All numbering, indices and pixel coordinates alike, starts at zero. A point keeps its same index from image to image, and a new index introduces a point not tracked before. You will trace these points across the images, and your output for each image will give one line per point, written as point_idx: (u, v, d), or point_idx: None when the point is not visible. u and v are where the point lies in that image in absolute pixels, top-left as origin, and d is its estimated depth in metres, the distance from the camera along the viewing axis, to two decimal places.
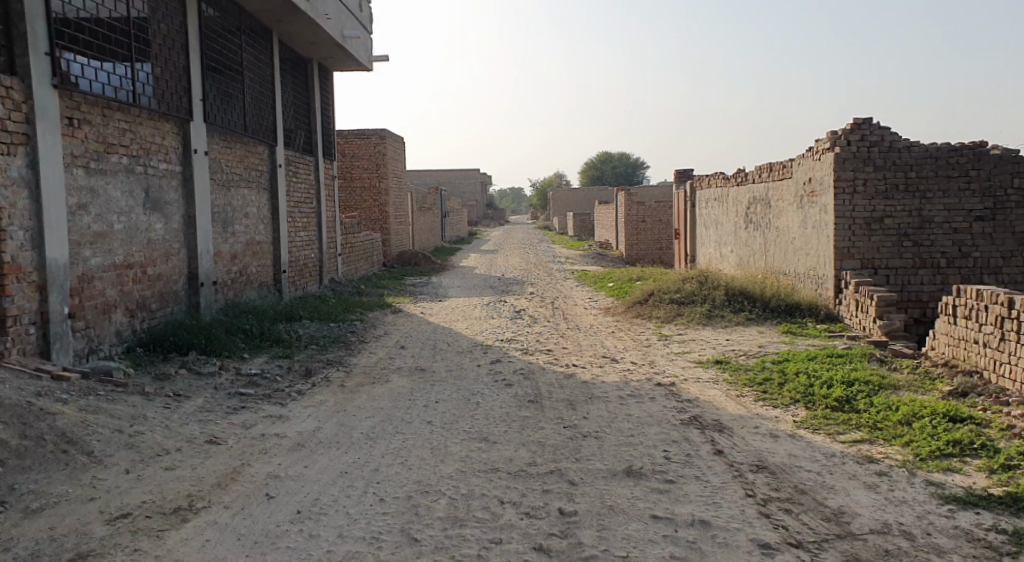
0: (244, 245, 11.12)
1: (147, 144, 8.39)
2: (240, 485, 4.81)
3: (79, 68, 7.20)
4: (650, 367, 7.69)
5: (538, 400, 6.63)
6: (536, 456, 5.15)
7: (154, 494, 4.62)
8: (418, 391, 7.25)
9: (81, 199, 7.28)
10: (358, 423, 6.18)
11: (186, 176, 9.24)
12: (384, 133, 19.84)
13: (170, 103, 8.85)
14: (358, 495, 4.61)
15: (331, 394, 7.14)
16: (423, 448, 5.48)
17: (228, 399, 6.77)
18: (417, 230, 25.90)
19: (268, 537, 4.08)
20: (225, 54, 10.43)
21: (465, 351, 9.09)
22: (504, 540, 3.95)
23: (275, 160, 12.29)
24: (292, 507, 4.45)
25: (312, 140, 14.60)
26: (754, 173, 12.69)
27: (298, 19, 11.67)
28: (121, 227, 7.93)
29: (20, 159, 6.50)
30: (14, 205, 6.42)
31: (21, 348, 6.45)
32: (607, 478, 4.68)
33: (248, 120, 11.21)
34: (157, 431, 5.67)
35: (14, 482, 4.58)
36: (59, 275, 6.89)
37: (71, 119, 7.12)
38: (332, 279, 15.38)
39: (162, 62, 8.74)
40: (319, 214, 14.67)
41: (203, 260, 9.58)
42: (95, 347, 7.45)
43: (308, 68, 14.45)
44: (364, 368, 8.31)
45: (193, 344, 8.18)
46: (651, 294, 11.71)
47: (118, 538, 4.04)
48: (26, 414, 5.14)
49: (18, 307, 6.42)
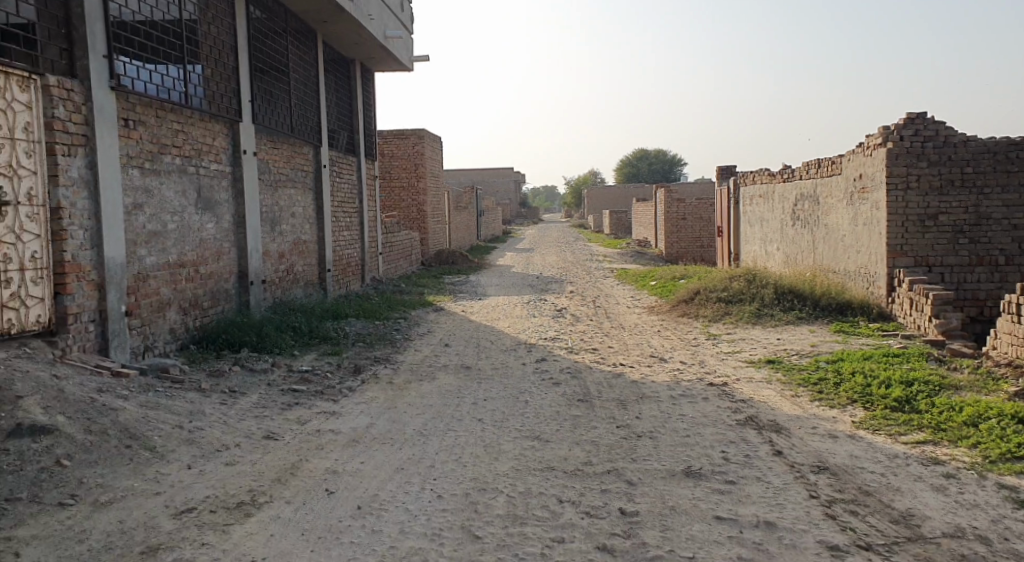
0: (290, 245, 11.28)
1: (197, 146, 8.51)
2: (299, 480, 4.87)
3: (133, 71, 7.34)
4: (700, 367, 7.61)
5: (588, 399, 6.61)
6: (592, 456, 5.13)
7: (216, 488, 4.69)
8: (466, 388, 7.27)
9: (137, 199, 7.43)
10: (409, 420, 6.23)
11: (236, 177, 9.39)
12: (422, 133, 19.90)
13: (220, 104, 9.00)
14: (416, 492, 4.64)
15: (380, 391, 7.20)
16: (477, 446, 5.49)
17: (281, 396, 6.86)
18: (454, 229, 26.01)
19: (330, 533, 4.12)
20: (272, 54, 10.57)
21: (511, 350, 9.09)
22: (567, 539, 3.93)
23: (320, 159, 12.43)
24: (352, 503, 4.50)
25: (355, 140, 14.72)
26: (801, 169, 12.49)
27: (343, 20, 11.76)
28: (174, 226, 8.07)
29: (80, 159, 6.63)
30: (75, 205, 6.56)
31: (82, 344, 6.61)
32: (667, 478, 4.64)
33: (293, 120, 11.34)
34: (215, 427, 5.76)
35: (83, 476, 4.68)
36: (116, 274, 7.03)
37: (127, 121, 7.27)
38: (372, 278, 15.49)
39: (212, 63, 8.88)
40: (361, 213, 14.79)
41: (252, 259, 9.71)
42: (150, 344, 7.60)
43: (351, 68, 14.57)
44: (410, 365, 8.36)
45: (244, 341, 8.31)
46: (696, 293, 11.56)
47: (185, 532, 4.10)
48: (90, 411, 5.29)
49: (78, 305, 6.57)
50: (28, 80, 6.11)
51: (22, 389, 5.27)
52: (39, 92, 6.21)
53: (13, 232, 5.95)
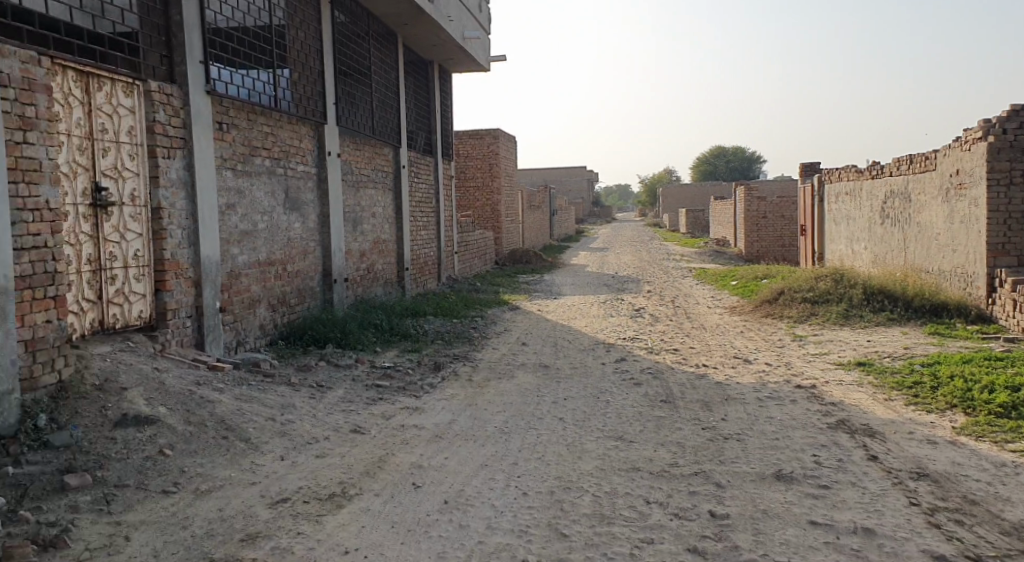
0: (371, 244, 11.52)
1: (285, 148, 8.78)
2: (387, 474, 4.97)
3: (227, 76, 7.62)
4: (787, 368, 7.42)
5: (671, 400, 6.53)
6: (678, 457, 5.07)
7: (308, 480, 4.83)
8: (546, 387, 7.28)
9: (230, 199, 7.72)
10: (491, 417, 6.28)
11: (321, 178, 9.64)
12: (497, 133, 19.99)
13: (307, 107, 9.26)
14: (501, 489, 4.67)
15: (461, 389, 7.28)
16: (560, 445, 5.50)
17: (366, 391, 7.01)
18: (528, 228, 26.10)
19: (420, 526, 4.18)
20: (355, 57, 10.80)
21: (589, 349, 9.07)
22: (656, 540, 3.90)
23: (400, 160, 12.64)
24: (440, 497, 4.56)
25: (433, 140, 14.92)
26: (892, 165, 12.04)
27: (423, 22, 11.94)
28: (264, 226, 8.34)
29: (179, 162, 6.92)
30: (174, 205, 6.85)
31: (179, 339, 6.90)
32: (756, 482, 4.55)
33: (375, 121, 11.57)
34: (305, 421, 5.93)
35: (184, 464, 4.88)
36: (211, 272, 7.31)
37: (221, 124, 7.54)
38: (448, 276, 15.68)
39: (299, 67, 9.14)
40: (438, 212, 14.98)
41: (336, 257, 9.95)
42: (242, 340, 7.88)
43: (429, 70, 14.77)
44: (490, 363, 8.42)
45: (329, 337, 8.54)
46: (780, 293, 11.28)
47: (281, 521, 4.24)
48: (190, 403, 5.52)
49: (176, 301, 6.86)
50: (132, 85, 6.42)
51: (126, 381, 5.53)
52: (141, 97, 6.52)
53: (118, 231, 6.27)
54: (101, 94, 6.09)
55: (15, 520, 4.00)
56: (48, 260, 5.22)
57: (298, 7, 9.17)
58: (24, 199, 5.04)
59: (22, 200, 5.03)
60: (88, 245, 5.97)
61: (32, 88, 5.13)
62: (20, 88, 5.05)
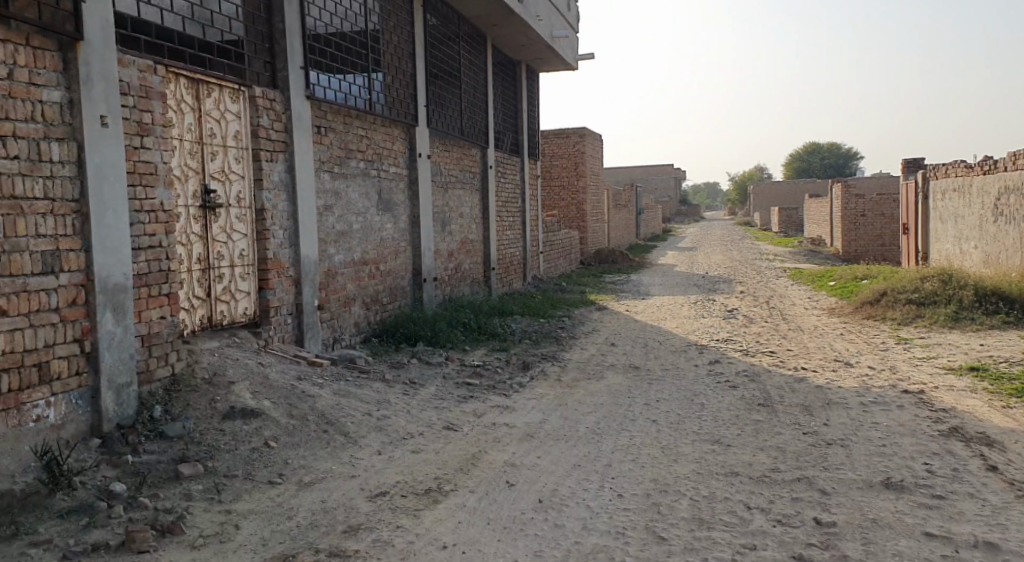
0: (459, 244, 11.66)
1: (379, 150, 8.98)
2: (481, 471, 5.01)
3: (325, 80, 7.84)
4: (892, 373, 7.11)
5: (769, 403, 6.35)
6: (778, 462, 4.92)
7: (405, 475, 4.92)
8: (637, 388, 7.20)
9: (327, 200, 7.95)
10: (583, 418, 6.25)
11: (413, 179, 9.81)
12: (584, 132, 19.94)
13: (399, 109, 9.44)
14: (596, 490, 4.64)
15: (551, 388, 7.28)
16: (654, 447, 5.42)
17: (457, 389, 7.09)
18: (613, 228, 25.89)
19: (515, 524, 4.20)
20: (445, 59, 10.96)
21: (680, 351, 8.92)
22: (758, 547, 3.80)
23: (487, 160, 12.74)
24: (535, 496, 4.57)
25: (520, 141, 14.99)
26: (1006, 159, 11.38)
27: (513, 22, 12.00)
28: (359, 226, 8.56)
29: (281, 165, 7.17)
30: (276, 207, 7.10)
31: (281, 335, 7.15)
32: (864, 489, 4.37)
33: (464, 122, 11.70)
34: (401, 417, 6.04)
35: (288, 457, 5.05)
36: (310, 271, 7.54)
37: (320, 128, 7.78)
38: (534, 276, 15.72)
39: (392, 71, 9.33)
40: (525, 212, 15.03)
41: (425, 257, 10.11)
42: (338, 337, 8.10)
43: (517, 70, 14.84)
44: (579, 364, 8.39)
45: (419, 335, 8.69)
46: (882, 294, 10.81)
47: (381, 514, 4.33)
48: (292, 398, 5.73)
49: (278, 299, 7.11)
50: (238, 91, 6.70)
51: (234, 375, 5.77)
52: (246, 102, 6.79)
53: (225, 231, 6.54)
54: (210, 100, 6.37)
55: (136, 505, 4.22)
56: (163, 259, 5.50)
57: (392, 11, 9.36)
58: (142, 201, 5.32)
59: (140, 202, 5.31)
60: (199, 245, 6.25)
61: (148, 95, 5.41)
62: (138, 95, 5.33)
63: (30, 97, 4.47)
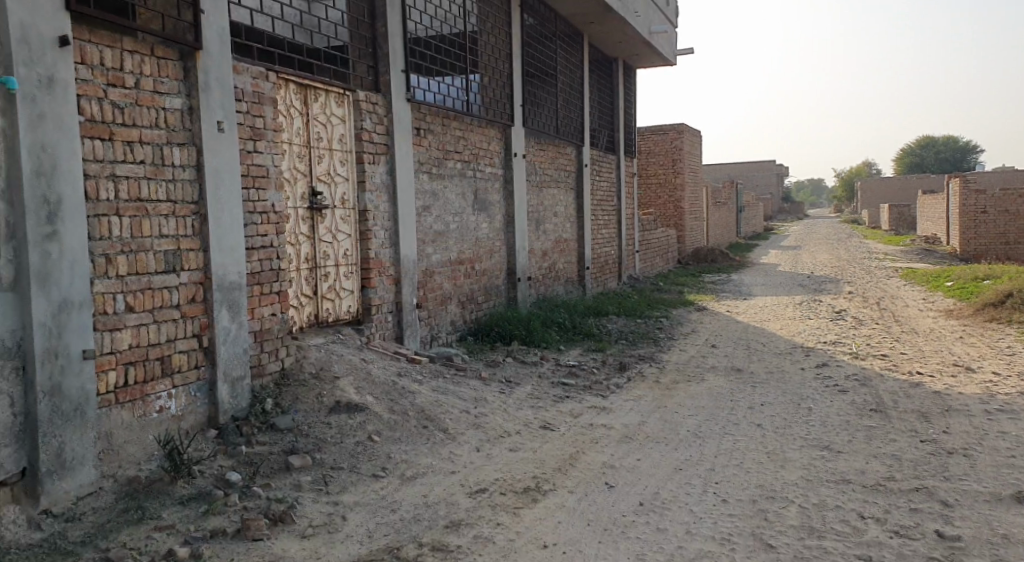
0: (554, 243, 11.65)
1: (476, 150, 9.07)
2: (580, 471, 4.98)
3: (424, 83, 7.98)
4: (1019, 379, 6.65)
5: (882, 409, 6.05)
6: (894, 471, 4.68)
7: (504, 472, 4.94)
8: (739, 391, 7.00)
9: (425, 201, 8.08)
10: (683, 420, 6.12)
11: (508, 179, 9.87)
12: (682, 128, 19.59)
13: (496, 110, 9.51)
14: (699, 494, 4.54)
15: (650, 389, 7.16)
16: (759, 451, 5.26)
17: (553, 389, 7.08)
18: (712, 227, 25.32)
19: (616, 526, 4.15)
20: (542, 59, 10.97)
21: (785, 353, 8.62)
22: (875, 559, 3.62)
23: (583, 159, 12.68)
24: (635, 499, 4.50)
25: (615, 139, 14.86)
26: None
27: (610, 19, 11.91)
28: (455, 226, 8.67)
29: (382, 166, 7.34)
30: (378, 207, 7.27)
31: (382, 333, 7.32)
32: (990, 503, 4.10)
33: (560, 121, 11.69)
34: (498, 415, 6.08)
35: (390, 451, 5.16)
36: (410, 270, 7.69)
37: (420, 129, 7.92)
38: (630, 276, 15.55)
39: (489, 72, 9.41)
40: (620, 211, 14.88)
41: (520, 256, 10.15)
42: (435, 335, 8.23)
43: (613, 68, 14.72)
44: (678, 365, 8.23)
45: (515, 334, 8.73)
46: (1007, 296, 10.14)
47: (482, 511, 4.36)
48: (393, 393, 5.86)
49: (379, 297, 7.28)
50: (342, 95, 6.90)
51: (338, 370, 5.95)
52: (350, 106, 6.98)
53: (330, 232, 6.75)
54: (317, 104, 6.59)
55: (250, 494, 4.40)
56: (274, 258, 5.72)
57: (489, 13, 9.45)
58: (254, 203, 5.54)
59: (253, 204, 5.54)
60: (306, 245, 6.46)
61: (260, 101, 5.64)
62: (250, 101, 5.56)
63: (155, 105, 4.73)
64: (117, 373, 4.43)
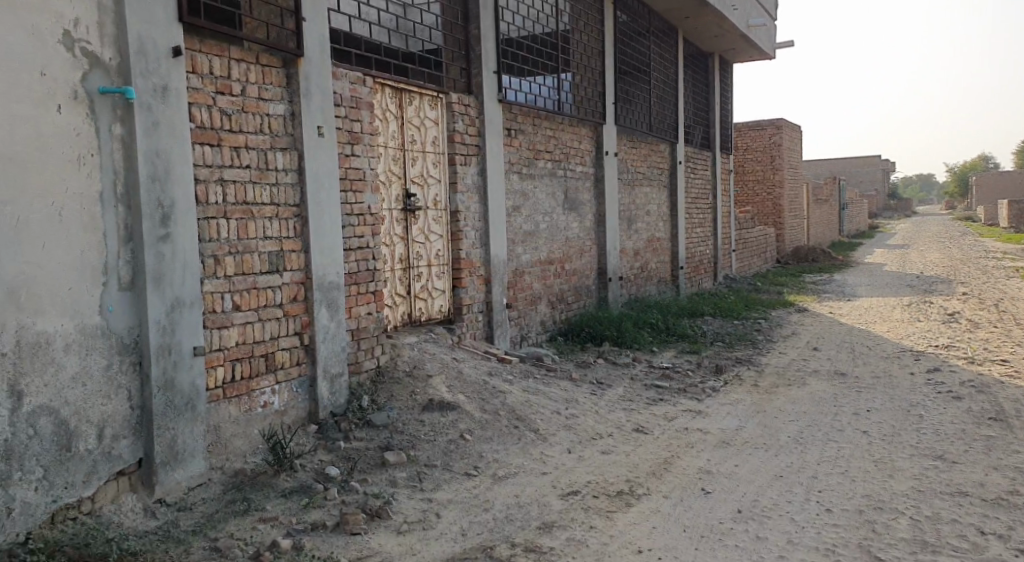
0: (646, 243, 11.47)
1: (567, 150, 9.03)
2: (675, 476, 4.87)
3: (515, 83, 8.00)
4: None
5: (1002, 418, 5.67)
6: (1017, 485, 4.37)
7: (596, 475, 4.89)
8: (843, 397, 6.70)
9: (516, 201, 8.10)
10: (783, 426, 5.91)
11: (599, 177, 9.78)
12: (781, 123, 19.02)
13: (587, 108, 9.44)
14: (801, 502, 4.36)
15: (747, 393, 6.95)
16: (865, 460, 5.01)
17: (646, 391, 6.96)
18: (813, 225, 24.42)
19: (713, 533, 4.03)
20: (635, 56, 10.83)
21: (893, 357, 8.20)
22: None
23: (676, 157, 12.44)
24: (733, 506, 4.36)
25: (710, 135, 14.52)
26: None
27: (706, 14, 11.65)
28: (545, 226, 8.65)
29: (473, 168, 7.40)
30: (469, 208, 7.34)
31: (472, 332, 7.38)
32: None
33: (652, 119, 11.51)
34: (590, 416, 6.02)
35: (482, 450, 5.19)
36: (500, 270, 7.72)
37: (511, 130, 7.95)
38: (725, 275, 15.15)
39: (581, 70, 9.35)
40: (716, 209, 14.53)
41: (611, 256, 10.04)
42: (525, 335, 8.24)
43: (708, 63, 14.39)
44: (777, 368, 7.95)
45: (606, 335, 8.65)
46: None
47: (574, 513, 4.32)
48: (484, 393, 5.89)
49: (470, 297, 7.33)
50: (436, 98, 7.00)
51: (430, 368, 6.02)
52: (444, 108, 7.07)
53: (422, 232, 6.85)
54: (411, 108, 6.70)
55: (348, 489, 4.51)
56: (369, 259, 5.85)
57: (582, 11, 9.39)
58: (352, 205, 5.68)
59: (350, 206, 5.68)
60: (400, 245, 6.58)
61: (358, 105, 5.78)
62: (349, 106, 5.70)
63: (260, 111, 4.91)
64: (225, 369, 4.62)
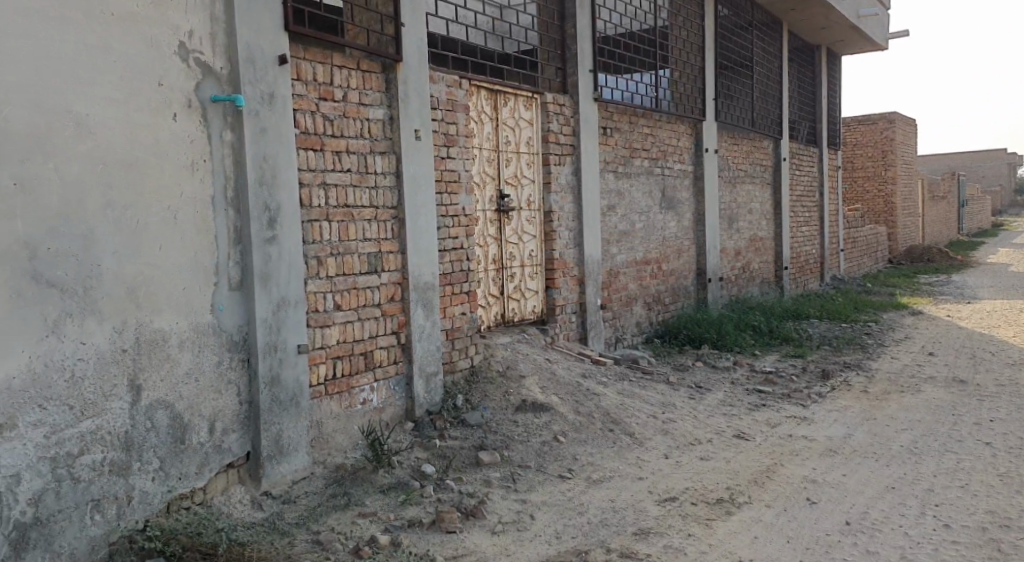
0: (748, 242, 11.13)
1: (664, 148, 8.86)
2: (777, 485, 4.69)
3: (612, 81, 7.91)
4: None
5: None
6: None
7: (694, 481, 4.76)
8: (963, 405, 6.29)
9: (611, 201, 8.01)
10: (895, 435, 5.60)
11: (698, 175, 9.55)
12: (894, 116, 18.08)
13: (686, 105, 9.24)
14: (916, 516, 4.11)
15: (856, 400, 6.62)
16: (989, 474, 4.68)
17: (747, 396, 6.74)
18: (929, 222, 23.10)
19: (819, 545, 3.86)
20: (736, 50, 10.52)
21: (1019, 364, 7.64)
22: None
23: (780, 153, 12.01)
24: (840, 518, 4.16)
25: (816, 130, 13.96)
26: None
27: (813, 4, 11.20)
28: (642, 225, 8.52)
29: (568, 167, 7.37)
30: (563, 208, 7.31)
31: (566, 332, 7.34)
32: None
33: (755, 114, 11.15)
34: (688, 421, 5.88)
35: (576, 452, 5.15)
36: (594, 271, 7.65)
37: (606, 129, 7.87)
38: (832, 276, 14.53)
39: (680, 66, 9.16)
40: (822, 207, 13.95)
41: (710, 256, 9.79)
42: (620, 336, 8.14)
43: (815, 55, 13.83)
44: (889, 374, 7.55)
45: (705, 337, 8.44)
46: None
47: (671, 520, 4.22)
48: (578, 394, 5.85)
49: (564, 297, 7.30)
50: (531, 99, 7.00)
51: (524, 369, 6.03)
52: (539, 109, 7.07)
53: (516, 233, 6.87)
54: (506, 109, 6.73)
55: (444, 486, 4.56)
56: (464, 260, 5.91)
57: (682, 6, 9.20)
58: (447, 206, 5.76)
59: (446, 208, 5.75)
60: (494, 246, 6.62)
61: (454, 108, 5.85)
62: (445, 109, 5.78)
63: (360, 116, 5.04)
64: (327, 366, 4.76)
